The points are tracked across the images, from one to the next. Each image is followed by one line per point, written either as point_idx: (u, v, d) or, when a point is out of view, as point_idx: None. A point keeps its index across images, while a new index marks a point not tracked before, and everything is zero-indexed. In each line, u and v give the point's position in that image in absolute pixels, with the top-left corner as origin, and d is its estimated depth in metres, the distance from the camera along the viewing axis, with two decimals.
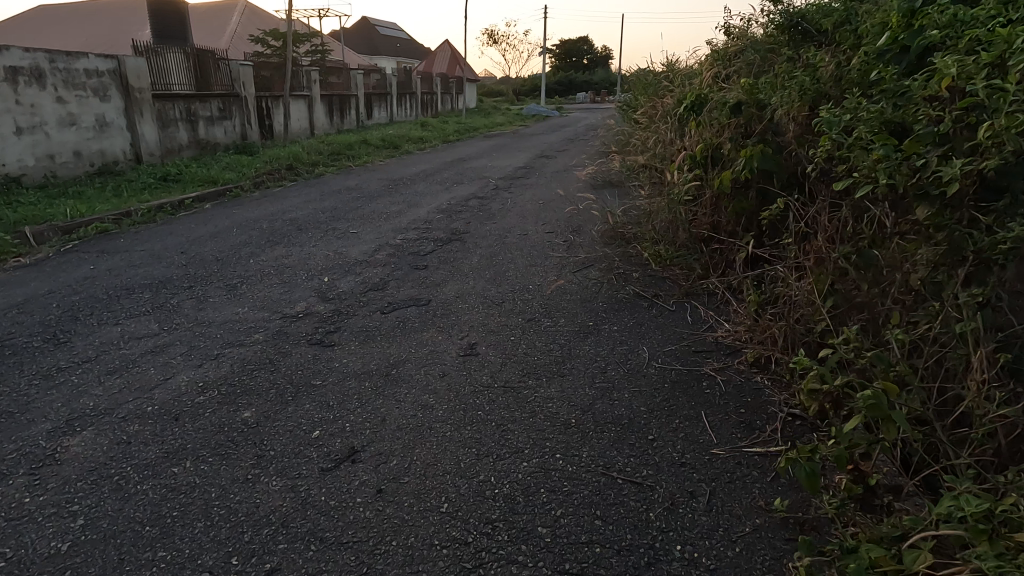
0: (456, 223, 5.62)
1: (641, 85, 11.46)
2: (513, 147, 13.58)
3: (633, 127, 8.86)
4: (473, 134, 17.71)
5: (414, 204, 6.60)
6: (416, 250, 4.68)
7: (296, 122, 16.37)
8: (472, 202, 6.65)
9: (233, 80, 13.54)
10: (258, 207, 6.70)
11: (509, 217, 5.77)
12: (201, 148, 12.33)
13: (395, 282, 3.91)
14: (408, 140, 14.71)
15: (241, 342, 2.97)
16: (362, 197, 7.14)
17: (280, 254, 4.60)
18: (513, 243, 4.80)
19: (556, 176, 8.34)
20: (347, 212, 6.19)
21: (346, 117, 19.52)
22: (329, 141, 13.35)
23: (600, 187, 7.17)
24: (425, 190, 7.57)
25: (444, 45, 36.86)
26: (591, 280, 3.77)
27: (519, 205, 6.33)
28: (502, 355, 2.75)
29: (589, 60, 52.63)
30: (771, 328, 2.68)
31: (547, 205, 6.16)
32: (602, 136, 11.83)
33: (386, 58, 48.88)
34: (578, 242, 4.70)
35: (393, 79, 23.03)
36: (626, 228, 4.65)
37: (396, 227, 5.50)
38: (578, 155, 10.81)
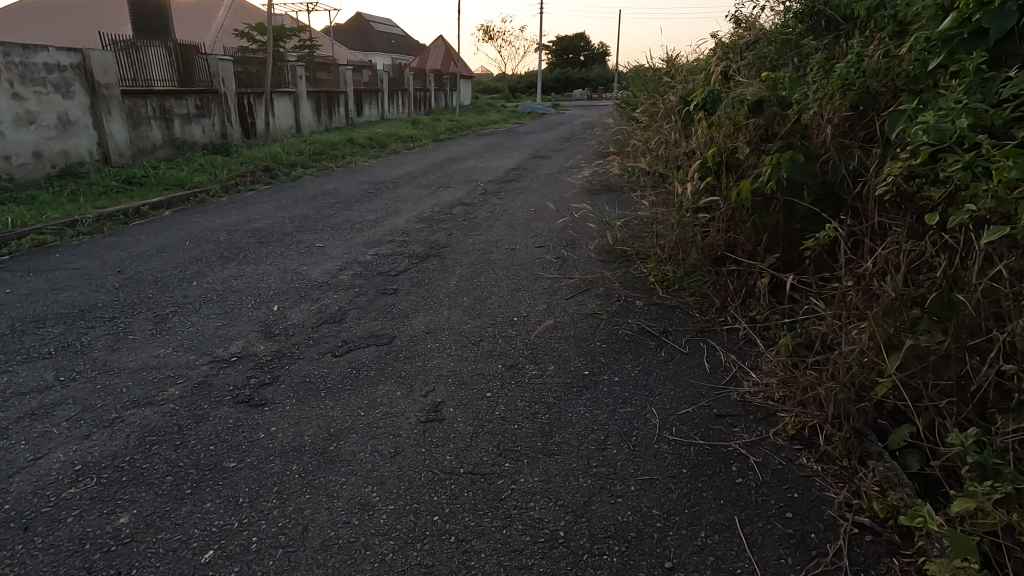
0: (437, 234, 5.02)
1: (640, 82, 10.85)
2: (507, 146, 12.98)
3: (633, 126, 8.28)
4: (466, 133, 17.11)
5: (392, 211, 5.99)
6: (386, 269, 4.09)
7: (280, 120, 15.72)
8: (456, 210, 6.05)
9: (212, 75, 12.88)
10: (221, 215, 6.09)
11: (496, 228, 5.18)
12: (176, 147, 11.70)
13: (356, 311, 3.32)
14: (397, 138, 14.10)
15: (150, 399, 2.39)
16: (337, 203, 6.53)
17: (230, 274, 4.01)
18: (498, 261, 4.21)
19: (549, 179, 7.74)
20: (317, 221, 5.59)
21: (334, 114, 18.84)
22: (312, 139, 12.73)
23: (597, 192, 6.57)
24: (407, 195, 6.97)
25: (438, 40, 36.12)
26: (587, 310, 3.20)
27: (507, 214, 5.73)
28: (473, 421, 2.17)
29: (585, 57, 51.96)
30: (816, 389, 2.12)
31: (538, 214, 5.56)
32: (599, 135, 11.25)
33: (380, 54, 48.09)
34: (572, 259, 4.11)
35: (385, 75, 22.38)
36: (627, 243, 4.08)
37: (368, 239, 4.90)
38: (573, 156, 10.22)
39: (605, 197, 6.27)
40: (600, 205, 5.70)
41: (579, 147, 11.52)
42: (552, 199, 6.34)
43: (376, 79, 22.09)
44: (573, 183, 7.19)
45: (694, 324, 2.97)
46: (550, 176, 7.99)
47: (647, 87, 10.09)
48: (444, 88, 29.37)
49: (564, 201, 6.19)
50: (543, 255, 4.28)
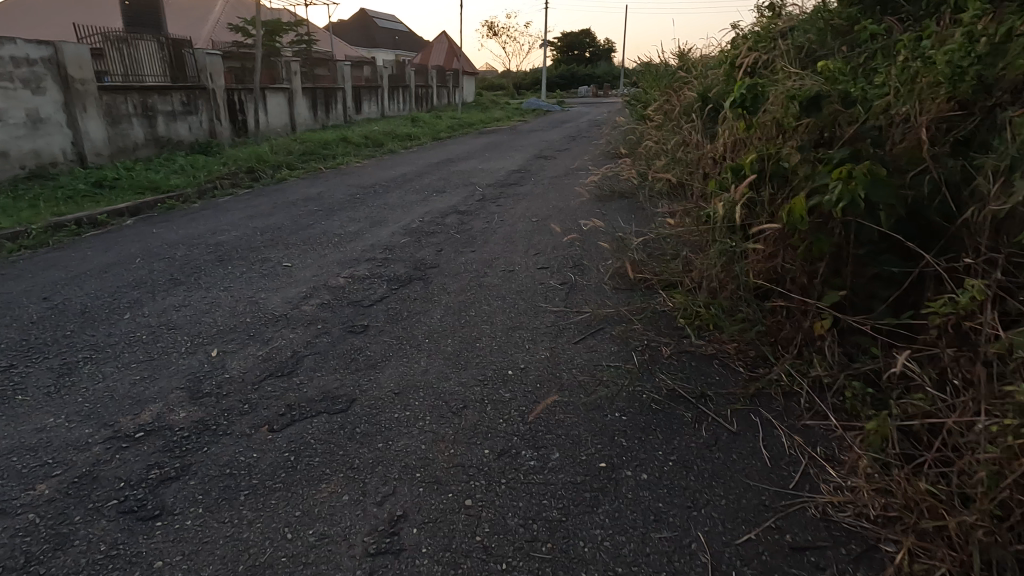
0: (424, 251, 4.37)
1: (651, 79, 10.15)
2: (509, 145, 12.34)
3: (645, 125, 7.63)
4: (467, 131, 16.49)
5: (377, 222, 5.34)
6: (360, 297, 3.44)
7: (274, 118, 15.08)
8: (449, 220, 5.40)
9: (199, 70, 12.24)
10: (186, 225, 5.45)
11: (492, 243, 4.52)
12: (159, 146, 11.09)
13: (313, 358, 2.68)
14: (394, 137, 13.48)
15: (5, 506, 1.75)
16: (317, 211, 5.88)
17: (173, 304, 3.38)
18: (492, 286, 3.56)
19: (554, 183, 7.07)
20: (290, 234, 4.95)
21: (331, 111, 18.18)
22: (304, 138, 12.11)
23: (606, 199, 5.90)
24: (396, 201, 6.32)
25: (441, 36, 35.40)
26: (600, 361, 2.55)
27: (506, 225, 5.08)
28: (444, 554, 1.53)
29: (591, 53, 51.14)
30: (944, 521, 1.46)
31: (541, 227, 4.90)
32: (607, 134, 10.60)
33: (383, 50, 47.40)
34: (580, 285, 3.46)
35: (384, 71, 21.74)
36: (646, 268, 3.43)
37: (345, 257, 4.26)
38: (579, 157, 9.53)
39: (615, 205, 5.60)
40: (610, 217, 5.03)
41: (585, 147, 10.84)
42: (557, 208, 5.67)
43: (376, 75, 21.42)
44: (579, 188, 6.52)
45: (740, 386, 2.31)
46: (555, 180, 7.34)
47: (660, 85, 9.39)
48: (446, 85, 28.69)
49: (569, 210, 5.53)
50: (546, 279, 3.62)
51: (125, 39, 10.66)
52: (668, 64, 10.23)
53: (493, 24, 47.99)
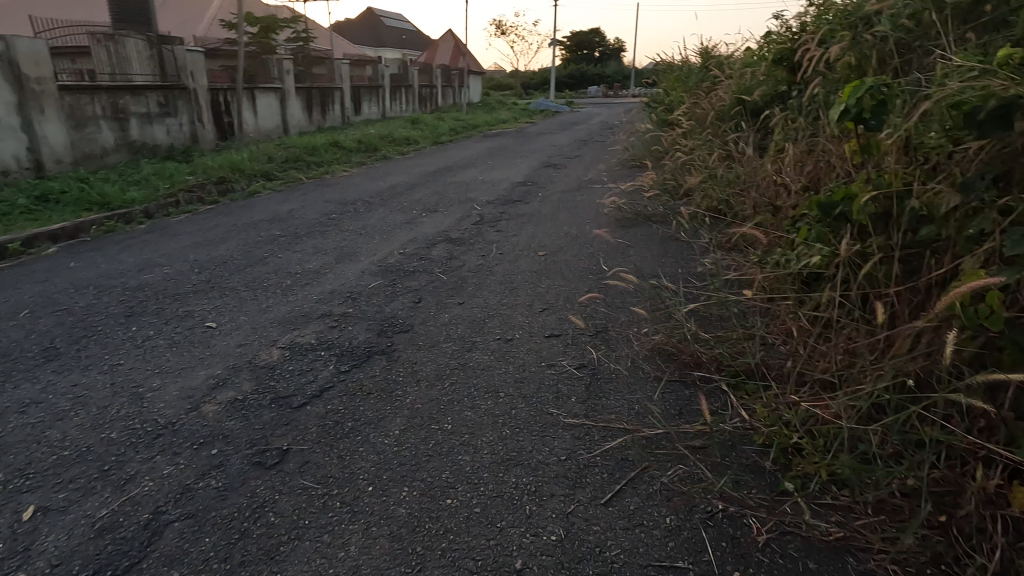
0: (396, 302, 3.36)
1: (674, 80, 9.09)
2: (515, 151, 11.32)
3: (672, 134, 6.60)
4: (472, 134, 15.49)
5: (347, 254, 4.33)
6: (291, 388, 2.42)
7: (264, 119, 14.14)
8: (435, 252, 4.37)
9: (179, 69, 11.29)
10: (115, 255, 4.47)
11: (486, 291, 3.49)
12: (132, 151, 10.15)
13: (178, 530, 1.66)
14: (392, 141, 12.52)
15: None
16: (279, 238, 4.88)
17: (22, 398, 2.37)
18: (480, 369, 2.53)
19: (565, 201, 6.03)
20: (234, 272, 3.95)
21: (327, 112, 17.23)
22: (293, 142, 11.15)
23: (628, 224, 4.86)
24: (376, 224, 5.30)
25: (448, 34, 34.48)
26: (649, 557, 1.51)
27: (505, 261, 4.05)
28: None
29: (600, 52, 50.05)
30: None
31: (549, 266, 3.87)
32: (624, 140, 9.56)
33: (389, 48, 46.52)
34: (605, 375, 2.42)
35: (386, 70, 20.80)
36: (701, 350, 2.38)
37: (291, 311, 3.24)
38: (592, 167, 8.48)
39: (641, 234, 4.55)
40: (638, 254, 3.98)
41: (599, 154, 9.77)
42: (570, 237, 4.63)
43: (377, 74, 20.46)
44: (594, 208, 5.48)
45: None
46: (566, 195, 6.31)
47: (686, 88, 8.34)
48: (451, 84, 27.72)
49: (583, 239, 4.51)
50: (556, 359, 2.59)
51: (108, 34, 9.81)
52: (693, 65, 9.15)
53: (501, 23, 47.17)
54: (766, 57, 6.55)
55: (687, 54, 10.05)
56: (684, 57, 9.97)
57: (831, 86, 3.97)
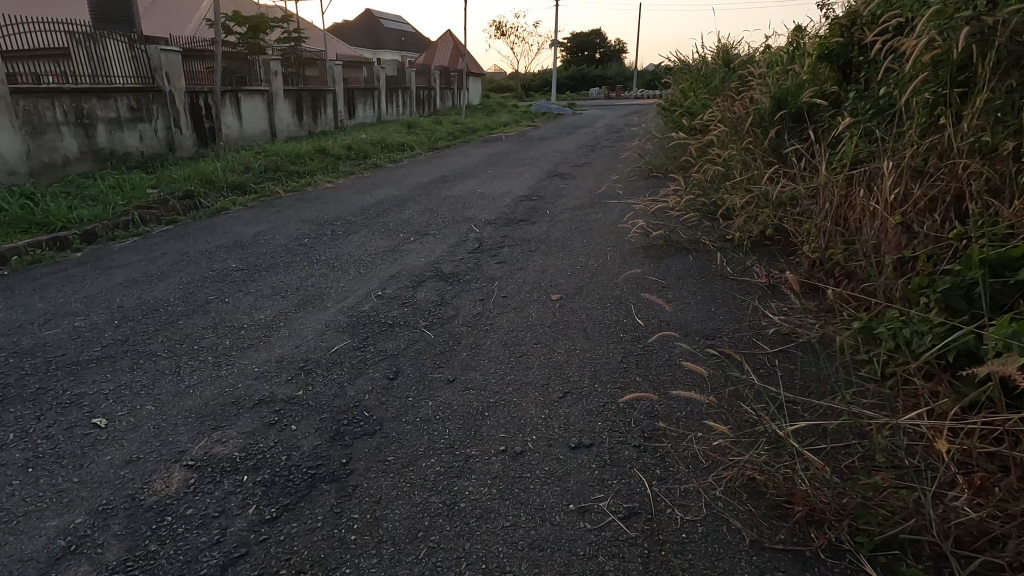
0: (364, 380, 2.50)
1: (695, 82, 8.26)
2: (518, 158, 10.48)
3: (699, 143, 5.76)
4: (472, 139, 14.66)
5: (312, 298, 3.47)
6: (182, 558, 1.56)
7: (249, 124, 13.29)
8: (422, 294, 3.52)
9: (153, 69, 10.43)
10: (26, 298, 3.61)
11: (486, 360, 2.63)
12: (99, 159, 9.29)
13: None
14: (386, 147, 11.68)
15: None
16: (234, 272, 4.02)
17: None
18: (476, 516, 1.67)
19: (578, 222, 5.17)
20: (164, 326, 3.09)
21: (319, 115, 16.39)
22: (278, 148, 10.30)
23: (657, 255, 4.01)
24: (355, 253, 4.45)
25: (447, 36, 33.69)
26: None
27: (510, 311, 3.19)
28: None
29: (602, 53, 49.27)
30: None
31: (567, 321, 3.01)
32: (638, 147, 8.72)
33: (386, 50, 45.70)
34: (671, 537, 1.57)
35: (382, 72, 19.98)
36: (824, 503, 1.54)
37: (219, 396, 2.38)
38: (604, 177, 7.63)
39: (678, 270, 3.69)
40: (679, 305, 3.12)
41: (610, 163, 8.91)
42: (590, 273, 3.77)
43: (371, 77, 19.63)
44: (614, 232, 4.61)
45: None
46: (579, 214, 5.46)
47: (709, 90, 7.48)
48: (450, 86, 26.86)
49: (606, 277, 3.65)
50: (591, 499, 1.73)
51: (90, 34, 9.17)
52: (714, 64, 8.30)
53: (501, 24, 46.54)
54: (805, 55, 5.73)
55: (705, 53, 9.22)
56: (701, 55, 9.13)
57: (925, 93, 3.13)
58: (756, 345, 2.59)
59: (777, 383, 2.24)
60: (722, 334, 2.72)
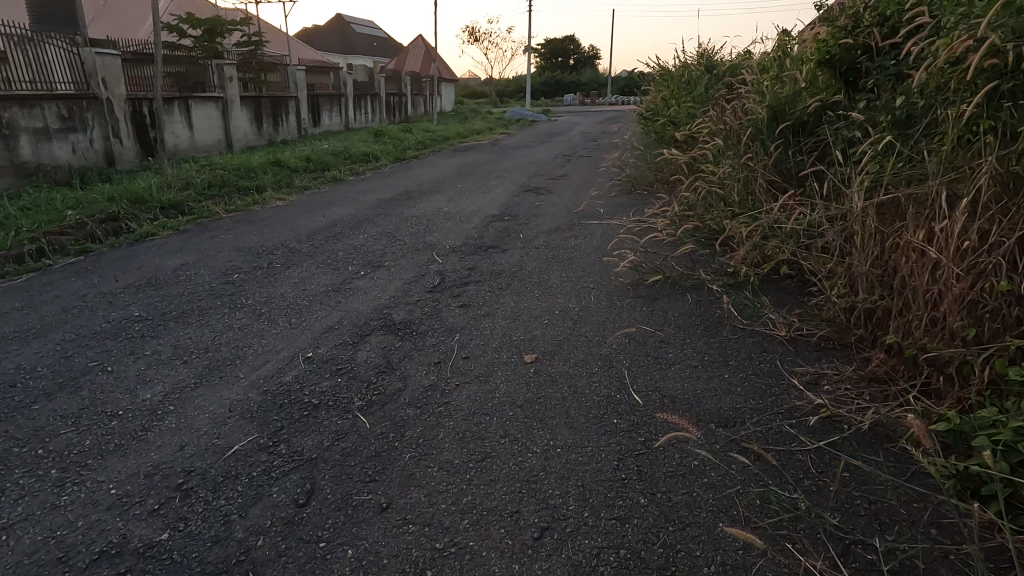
0: (261, 508, 1.79)
1: (677, 89, 7.75)
2: (490, 170, 9.85)
3: (687, 158, 5.20)
4: (443, 149, 13.99)
5: (222, 363, 2.75)
6: None
7: (201, 133, 12.37)
8: (364, 354, 2.83)
9: (88, 75, 9.49)
10: None
11: (436, 467, 1.95)
12: (22, 174, 8.34)
13: None
14: (350, 158, 10.93)
15: None
16: (135, 325, 3.26)
17: None
18: None
19: (555, 250, 4.53)
20: (13, 414, 2.33)
21: (280, 123, 15.53)
22: (228, 160, 9.46)
23: (649, 295, 3.39)
24: (290, 294, 3.73)
25: (418, 41, 32.99)
26: None
27: (472, 382, 2.51)
28: None
29: (575, 60, 49.11)
30: None
31: (544, 398, 2.35)
32: (617, 159, 8.18)
33: (357, 55, 44.73)
34: None
35: (349, 77, 19.18)
36: None
37: (42, 547, 1.64)
38: (583, 193, 7.05)
39: (677, 318, 3.06)
40: (685, 373, 2.49)
41: (587, 175, 8.32)
42: (571, 322, 3.12)
43: (337, 82, 18.80)
44: (597, 263, 3.98)
45: None
46: (555, 239, 4.84)
47: (692, 99, 6.96)
48: (421, 93, 26.15)
49: (591, 328, 3.01)
50: None
51: (17, 36, 8.31)
52: (696, 71, 7.79)
53: (474, 30, 46.07)
54: (800, 61, 5.22)
55: (685, 58, 8.72)
56: (681, 61, 8.63)
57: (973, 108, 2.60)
58: (795, 444, 1.97)
59: (834, 515, 1.64)
60: (747, 424, 2.10)
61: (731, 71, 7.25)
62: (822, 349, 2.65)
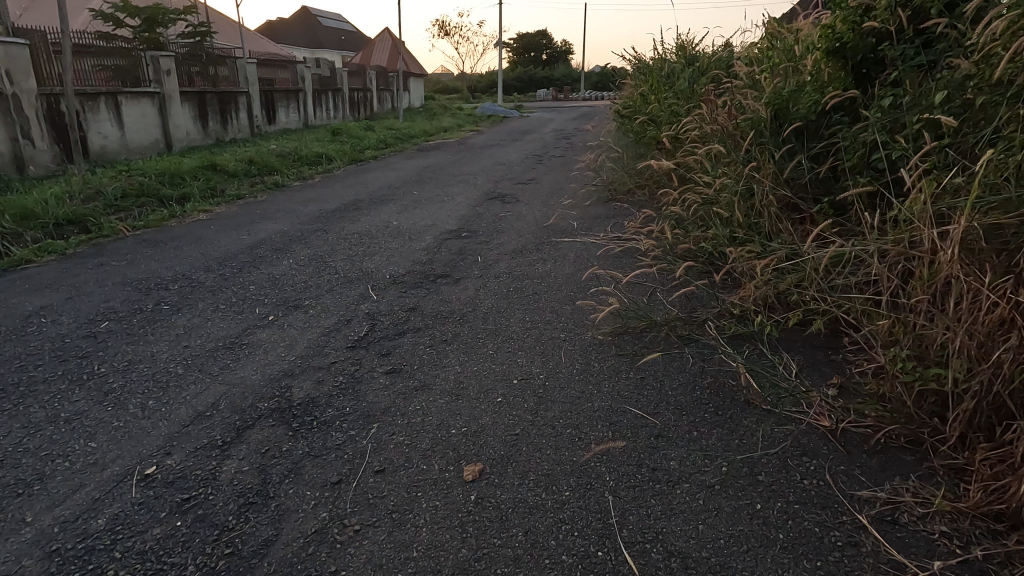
0: None
1: (657, 83, 7.00)
2: (454, 172, 8.98)
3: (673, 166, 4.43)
4: (406, 147, 13.05)
5: (13, 492, 1.85)
6: None
7: (134, 132, 11.18)
8: (235, 466, 1.96)
9: None
10: None
11: None
12: None
13: None
14: (300, 160, 9.93)
15: None
16: None
17: None
18: None
19: (519, 281, 3.71)
20: None
21: (229, 121, 14.34)
22: (155, 163, 8.36)
23: (636, 353, 2.59)
24: (166, 353, 2.83)
25: (385, 34, 31.79)
26: None
27: (380, 524, 1.68)
28: None
29: (548, 55, 48.34)
30: None
31: (485, 560, 1.53)
32: (592, 160, 7.40)
33: (323, 49, 43.14)
34: None
35: (307, 71, 18.02)
36: None
37: None
38: (554, 200, 6.25)
39: (676, 394, 2.27)
40: (696, 503, 1.69)
41: (559, 179, 7.52)
42: (533, 399, 2.30)
43: (294, 77, 17.65)
44: (569, 304, 3.18)
45: None
46: (520, 265, 4.02)
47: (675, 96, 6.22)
48: (387, 88, 25.04)
49: (558, 413, 2.20)
50: None
51: None
52: (677, 63, 7.04)
53: (443, 24, 45.01)
54: (800, 52, 4.50)
55: (664, 51, 7.98)
56: (661, 54, 7.87)
57: None
58: None
59: None
60: None
61: (716, 65, 6.52)
62: (885, 453, 1.88)
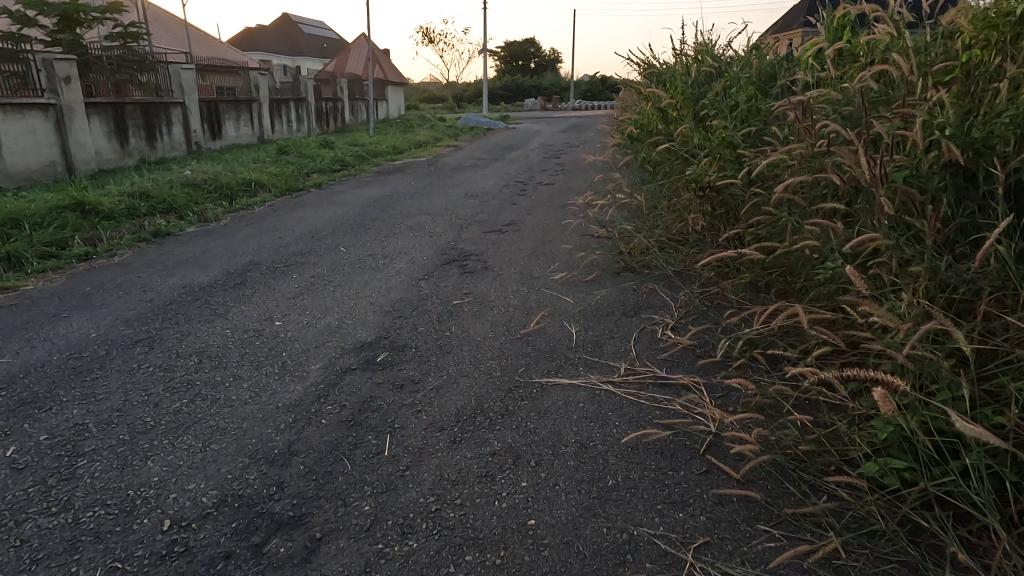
0: None
1: (682, 98, 4.97)
2: (410, 209, 6.87)
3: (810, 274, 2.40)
4: (365, 170, 10.92)
5: None
6: None
7: (16, 153, 8.90)
8: None
9: None
10: None
11: None
12: None
13: None
14: (215, 191, 7.74)
15: None
16: None
17: None
18: None
19: (450, 567, 1.59)
20: None
21: (157, 137, 12.12)
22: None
23: None
24: None
25: (360, 39, 29.66)
26: None
27: None
28: None
29: (536, 63, 46.57)
30: None
31: None
32: (593, 202, 5.33)
33: (300, 57, 40.89)
34: None
35: (261, 79, 15.84)
36: None
37: None
38: (540, 270, 4.16)
39: None
40: None
41: (548, 226, 5.46)
42: None
43: (246, 85, 15.47)
44: None
45: None
46: (462, 486, 1.91)
47: (720, 118, 4.17)
48: (360, 97, 22.93)
49: None
50: None
51: None
52: (711, 67, 5.02)
53: (427, 30, 43.29)
54: (985, 50, 2.47)
55: (686, 54, 5.94)
56: (682, 59, 5.82)
57: None
58: None
59: None
60: None
61: (772, 73, 4.49)
62: None
